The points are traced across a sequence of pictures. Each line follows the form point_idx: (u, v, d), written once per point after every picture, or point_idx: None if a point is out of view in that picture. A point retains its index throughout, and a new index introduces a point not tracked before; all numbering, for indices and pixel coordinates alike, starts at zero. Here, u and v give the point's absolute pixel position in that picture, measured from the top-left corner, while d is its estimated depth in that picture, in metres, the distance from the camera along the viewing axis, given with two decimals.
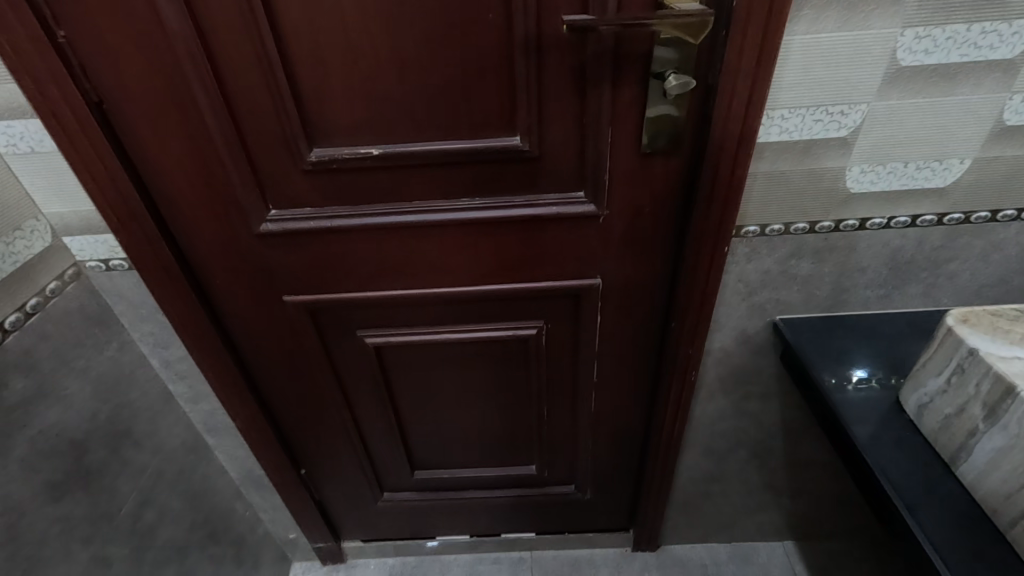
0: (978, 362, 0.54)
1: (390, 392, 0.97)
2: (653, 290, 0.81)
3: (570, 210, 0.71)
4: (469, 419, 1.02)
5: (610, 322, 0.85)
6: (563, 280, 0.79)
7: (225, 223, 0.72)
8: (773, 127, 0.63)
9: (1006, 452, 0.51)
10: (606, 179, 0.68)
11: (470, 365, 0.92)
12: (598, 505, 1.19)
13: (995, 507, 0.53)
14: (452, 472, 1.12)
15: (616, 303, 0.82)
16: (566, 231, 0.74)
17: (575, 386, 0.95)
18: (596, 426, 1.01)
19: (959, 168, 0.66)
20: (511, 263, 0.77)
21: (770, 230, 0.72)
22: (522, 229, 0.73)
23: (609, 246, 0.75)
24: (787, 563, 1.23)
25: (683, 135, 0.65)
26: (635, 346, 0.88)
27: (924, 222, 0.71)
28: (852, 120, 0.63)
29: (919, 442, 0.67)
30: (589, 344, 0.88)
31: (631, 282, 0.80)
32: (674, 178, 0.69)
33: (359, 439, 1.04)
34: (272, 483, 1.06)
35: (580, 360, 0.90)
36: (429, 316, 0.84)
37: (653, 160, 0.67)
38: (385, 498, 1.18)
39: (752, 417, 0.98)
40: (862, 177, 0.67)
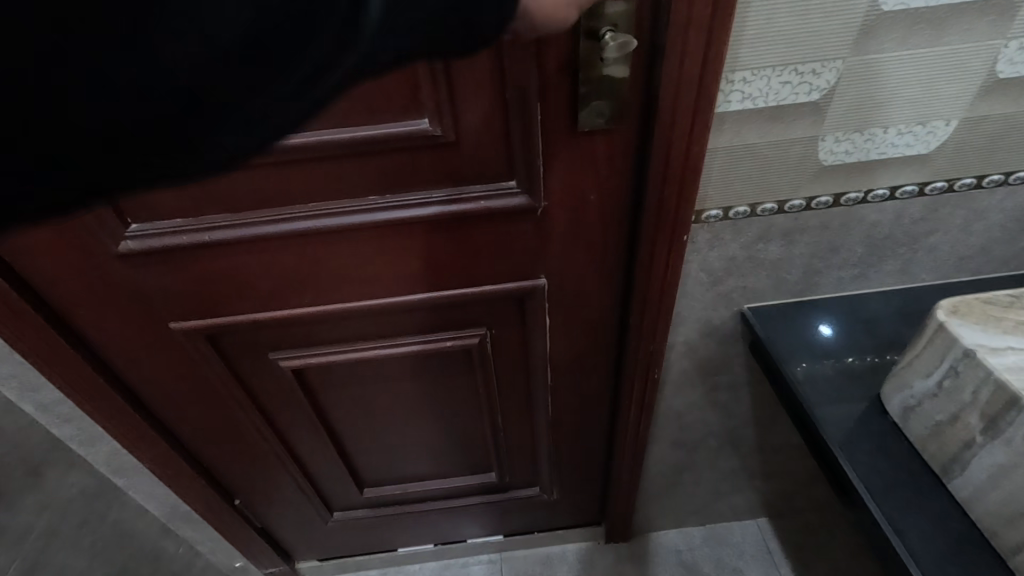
0: (975, 365, 0.47)
1: (321, 413, 0.86)
2: (606, 286, 0.71)
3: (501, 202, 0.60)
4: (416, 433, 0.92)
5: (561, 323, 0.75)
6: (502, 282, 0.68)
7: (73, 245, 0.58)
8: (733, 94, 0.52)
9: (1008, 471, 0.44)
10: (541, 164, 0.57)
11: (409, 379, 0.82)
12: (566, 504, 1.13)
13: (994, 531, 0.46)
14: (405, 487, 1.04)
15: (565, 303, 0.72)
16: (499, 227, 0.62)
17: (530, 391, 0.86)
18: (557, 429, 0.93)
19: (944, 131, 0.58)
20: (440, 268, 0.66)
21: (733, 213, 0.62)
22: (447, 229, 0.62)
23: (551, 241, 0.65)
24: (761, 542, 1.20)
25: (628, 107, 0.54)
26: (591, 346, 0.79)
27: (903, 194, 0.63)
28: (826, 80, 0.52)
29: (902, 443, 0.60)
30: (539, 347, 0.78)
31: (580, 278, 0.69)
32: (621, 159, 0.58)
33: (295, 462, 0.94)
34: (203, 519, 0.95)
35: (532, 365, 0.81)
36: (352, 332, 0.72)
37: (595, 139, 0.56)
38: (336, 518, 1.09)
39: (723, 407, 0.92)
40: (836, 147, 0.58)
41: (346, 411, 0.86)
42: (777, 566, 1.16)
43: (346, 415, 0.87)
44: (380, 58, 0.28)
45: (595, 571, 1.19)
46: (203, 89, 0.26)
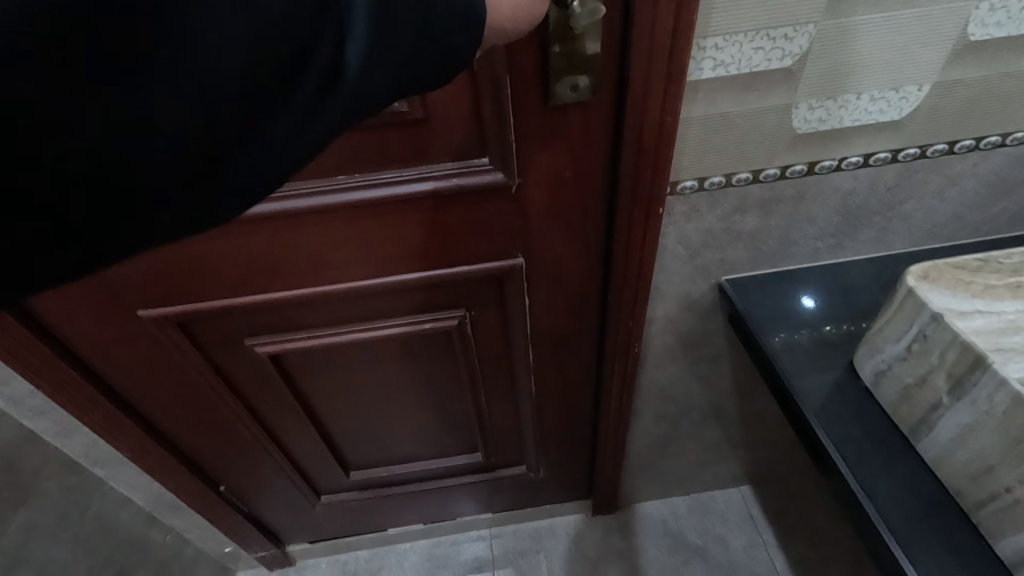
0: (943, 328, 0.47)
1: (300, 399, 0.86)
2: (584, 265, 0.70)
3: (472, 181, 0.59)
4: (399, 416, 0.92)
5: (540, 302, 0.75)
6: (478, 262, 0.68)
7: None
8: (705, 61, 0.51)
9: (973, 431, 0.45)
10: (513, 139, 0.56)
11: (389, 362, 0.81)
12: (553, 481, 1.15)
13: (959, 489, 0.47)
14: (392, 470, 1.04)
15: (543, 282, 0.72)
16: (472, 206, 0.61)
17: (512, 371, 0.86)
18: (540, 408, 0.93)
19: (916, 96, 0.57)
20: (414, 249, 0.65)
21: (709, 183, 0.62)
22: (421, 210, 0.61)
23: (527, 219, 0.64)
24: (744, 509, 1.23)
25: (600, 80, 0.52)
26: (572, 325, 0.79)
27: (877, 160, 0.63)
28: (799, 46, 0.51)
29: (874, 408, 0.61)
30: (519, 326, 0.78)
31: (557, 258, 0.69)
32: (595, 134, 0.57)
33: (278, 448, 0.94)
34: (189, 506, 0.95)
35: (513, 344, 0.81)
36: (328, 316, 0.71)
37: (566, 112, 0.55)
38: (324, 501, 1.10)
39: (704, 379, 0.92)
40: (810, 114, 0.57)
41: (327, 396, 0.86)
42: (760, 532, 1.19)
43: (327, 400, 0.87)
44: (370, 94, 0.31)
45: (582, 543, 1.21)
46: (209, 139, 0.28)
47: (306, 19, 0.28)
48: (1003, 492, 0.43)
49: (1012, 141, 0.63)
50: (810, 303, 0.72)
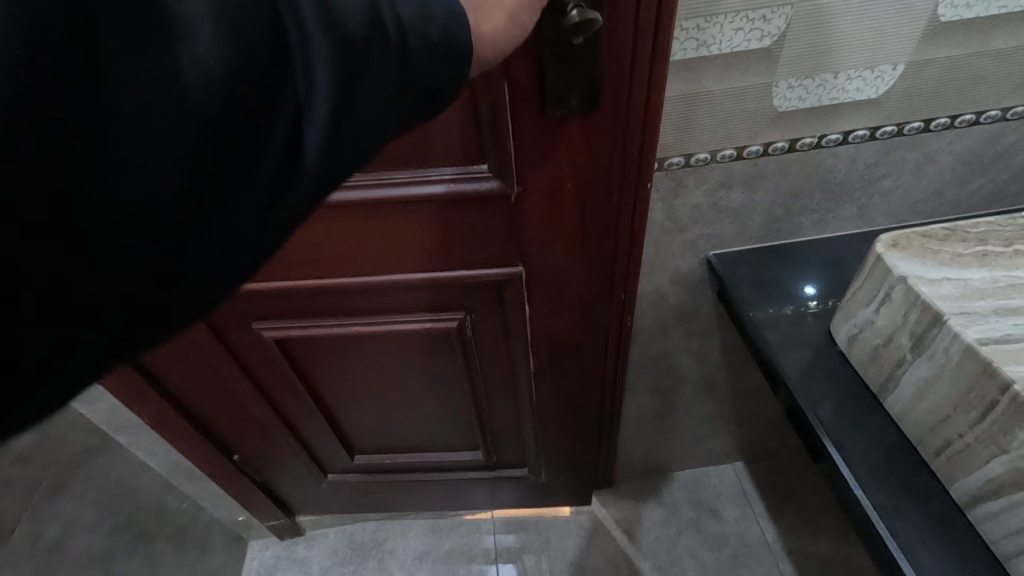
0: (907, 290, 0.51)
1: (307, 385, 0.90)
2: (582, 271, 0.73)
3: (471, 186, 0.62)
4: (401, 406, 0.96)
5: (538, 306, 0.77)
6: (478, 267, 0.71)
7: None
8: (689, 41, 0.55)
9: (932, 383, 0.49)
10: (511, 148, 0.58)
11: (392, 356, 0.85)
12: (557, 485, 1.18)
13: (921, 439, 0.51)
14: (394, 457, 1.09)
15: (541, 287, 0.75)
16: (470, 211, 0.65)
17: (512, 372, 0.89)
18: (539, 408, 0.96)
19: (891, 75, 0.60)
20: (414, 250, 0.68)
21: (695, 160, 0.65)
22: (423, 212, 0.64)
23: (524, 225, 0.67)
24: (737, 484, 1.26)
25: (599, 92, 0.54)
26: (569, 330, 0.81)
27: (856, 138, 0.66)
28: (776, 27, 0.55)
29: (848, 372, 0.65)
30: (518, 328, 0.81)
31: (555, 265, 0.72)
32: (592, 143, 0.59)
33: (287, 428, 0.99)
34: (204, 472, 1.01)
35: (513, 346, 0.84)
36: (333, 308, 0.76)
37: (564, 123, 0.56)
38: (330, 479, 1.15)
39: (695, 354, 0.96)
40: (790, 93, 0.60)
41: (334, 383, 0.90)
42: (751, 505, 1.23)
43: (333, 386, 0.91)
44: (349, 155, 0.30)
45: (580, 516, 1.25)
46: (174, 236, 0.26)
47: (265, 86, 0.26)
48: (957, 438, 0.47)
49: (986, 120, 0.66)
50: (808, 294, 0.73)
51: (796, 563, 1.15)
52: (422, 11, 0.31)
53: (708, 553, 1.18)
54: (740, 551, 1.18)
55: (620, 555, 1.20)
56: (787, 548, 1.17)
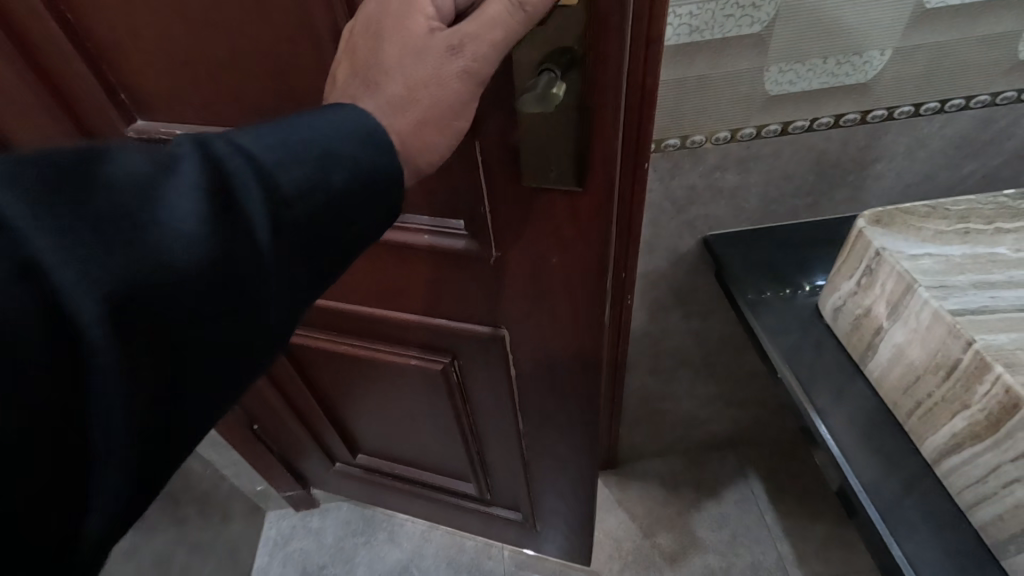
0: (883, 262, 0.54)
1: (313, 383, 0.96)
2: (570, 343, 0.67)
3: (447, 242, 0.60)
4: (398, 424, 0.98)
5: (523, 369, 0.73)
6: (462, 320, 0.70)
7: None
8: (682, 27, 0.58)
9: (905, 347, 0.52)
10: (486, 210, 0.55)
11: (386, 380, 0.87)
12: (550, 539, 1.10)
13: (895, 401, 0.54)
14: (392, 467, 1.13)
15: (527, 350, 0.70)
16: (449, 266, 0.63)
17: (502, 425, 0.86)
18: (530, 465, 0.92)
19: (880, 60, 0.63)
20: (400, 289, 0.69)
21: (691, 141, 0.69)
22: (407, 258, 0.63)
23: (504, 290, 0.63)
24: (739, 468, 1.29)
25: (579, 164, 0.48)
26: (558, 398, 0.76)
27: (847, 122, 0.69)
28: (766, 13, 0.58)
29: (834, 346, 0.68)
30: (502, 384, 0.78)
31: (541, 331, 0.67)
32: (575, 215, 0.53)
33: (298, 418, 1.05)
34: (226, 437, 1.08)
35: (500, 399, 0.81)
36: (333, 323, 0.80)
37: (537, 195, 0.52)
38: (337, 468, 1.20)
39: (694, 335, 0.99)
40: (781, 77, 0.64)
41: (340, 389, 0.94)
42: (751, 490, 1.26)
43: (338, 389, 0.95)
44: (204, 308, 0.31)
45: None
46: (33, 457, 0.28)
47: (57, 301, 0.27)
48: (926, 396, 0.50)
49: (976, 104, 0.68)
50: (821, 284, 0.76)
51: (794, 546, 1.18)
52: (266, 163, 0.33)
53: (708, 533, 1.22)
54: (738, 532, 1.21)
55: (621, 533, 1.23)
56: (786, 531, 1.20)
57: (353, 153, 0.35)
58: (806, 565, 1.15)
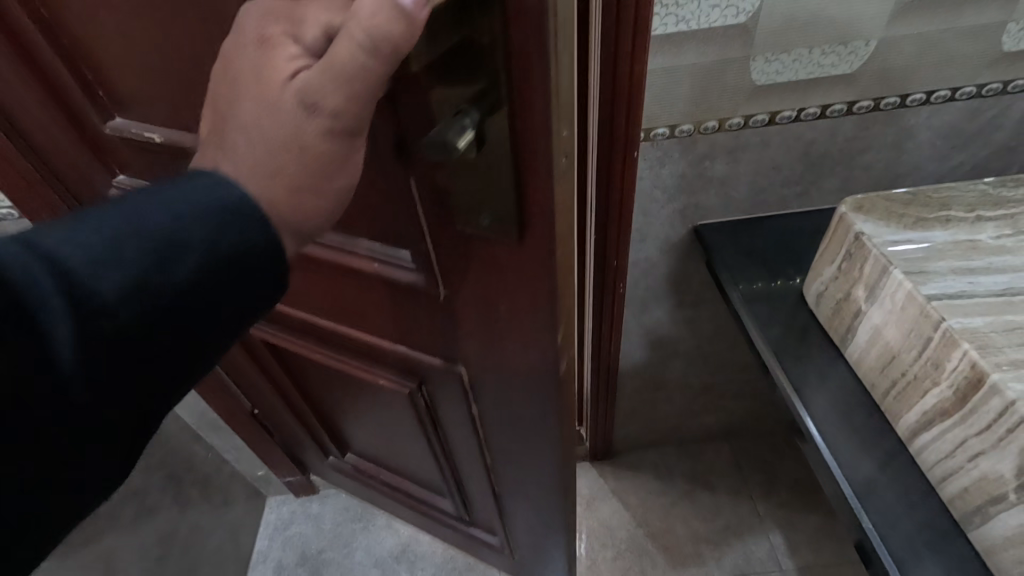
0: (861, 247, 0.56)
1: (302, 382, 0.97)
2: (527, 395, 0.60)
3: (395, 273, 0.55)
4: (379, 432, 0.98)
5: (484, 406, 0.68)
6: (420, 350, 0.66)
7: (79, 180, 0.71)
8: (668, 17, 0.59)
9: (882, 328, 0.54)
10: (427, 250, 0.49)
11: (362, 391, 0.86)
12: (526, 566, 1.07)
13: (873, 381, 0.56)
14: (378, 470, 1.13)
15: (486, 392, 0.65)
16: (401, 296, 0.58)
17: (474, 454, 0.82)
18: (502, 495, 0.87)
19: (864, 52, 0.64)
20: (361, 310, 0.66)
21: (680, 131, 0.70)
22: (362, 282, 0.60)
23: (454, 329, 0.57)
24: (734, 460, 1.30)
25: (507, 217, 0.41)
26: (521, 444, 0.70)
27: (834, 112, 0.70)
28: (750, 4, 0.59)
29: (818, 331, 0.69)
30: (468, 417, 0.73)
31: (496, 378, 0.61)
32: (515, 269, 0.45)
33: (291, 413, 1.08)
34: (228, 422, 1.11)
35: (468, 430, 0.76)
36: (309, 332, 0.79)
37: (473, 242, 0.45)
38: (330, 462, 1.21)
39: (687, 324, 1.01)
40: (767, 67, 0.65)
41: (325, 391, 0.95)
42: (746, 481, 1.27)
43: (324, 391, 0.95)
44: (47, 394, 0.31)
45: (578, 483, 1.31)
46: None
47: None
48: (902, 375, 0.52)
49: (962, 96, 0.69)
50: None
51: (786, 537, 1.19)
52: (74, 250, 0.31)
53: (701, 523, 1.23)
54: (731, 522, 1.22)
55: (615, 522, 1.25)
56: (778, 521, 1.21)
57: (202, 237, 0.34)
58: (797, 555, 1.16)
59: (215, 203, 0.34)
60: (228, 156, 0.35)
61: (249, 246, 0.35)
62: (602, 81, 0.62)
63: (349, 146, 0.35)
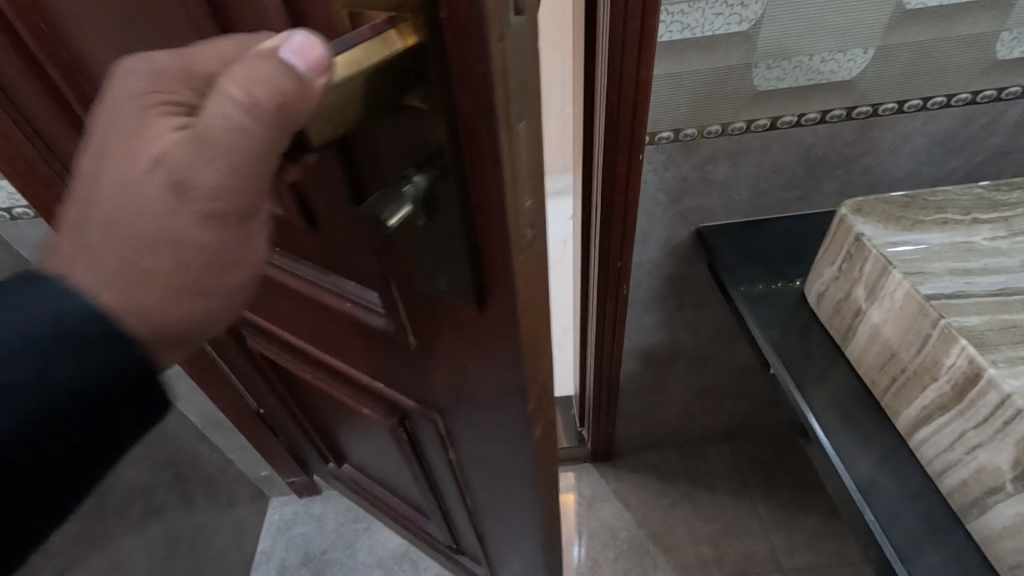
0: (861, 247, 0.57)
1: (301, 392, 0.97)
2: (501, 451, 0.57)
3: (369, 316, 0.52)
4: (371, 451, 0.97)
5: (462, 451, 0.65)
6: (397, 390, 0.63)
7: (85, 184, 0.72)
8: (673, 25, 0.61)
9: (882, 326, 0.56)
10: (393, 302, 0.46)
11: (351, 412, 0.85)
12: None
13: (874, 378, 0.58)
14: (373, 484, 1.14)
15: (462, 439, 0.61)
16: (375, 339, 0.55)
17: (455, 491, 0.79)
18: (483, 532, 0.84)
19: (862, 59, 0.66)
20: (340, 343, 0.63)
21: (684, 135, 0.72)
22: (339, 318, 0.57)
23: (428, 375, 0.54)
24: (734, 461, 1.32)
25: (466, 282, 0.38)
26: (497, 494, 0.66)
27: (833, 117, 0.72)
28: (753, 12, 0.61)
29: (819, 331, 0.71)
30: (447, 457, 0.70)
31: (471, 429, 0.57)
32: (479, 333, 0.42)
33: (293, 420, 1.08)
34: (234, 422, 1.11)
35: (448, 469, 0.73)
36: (298, 353, 0.77)
37: (438, 301, 0.42)
38: (329, 467, 1.22)
39: (689, 326, 1.02)
40: (769, 73, 0.67)
41: (321, 405, 0.95)
42: (747, 482, 1.28)
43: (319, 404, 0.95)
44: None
45: (580, 484, 1.32)
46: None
47: None
48: (901, 372, 0.54)
49: (957, 102, 0.71)
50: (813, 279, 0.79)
51: (786, 537, 1.20)
52: None
53: (701, 524, 1.24)
54: (731, 523, 1.23)
55: (616, 523, 1.26)
56: (778, 522, 1.22)
57: (38, 364, 0.33)
58: (797, 556, 1.17)
59: (46, 324, 0.33)
60: (79, 259, 0.34)
61: (98, 358, 0.34)
62: (609, 87, 0.64)
63: (245, 227, 0.36)
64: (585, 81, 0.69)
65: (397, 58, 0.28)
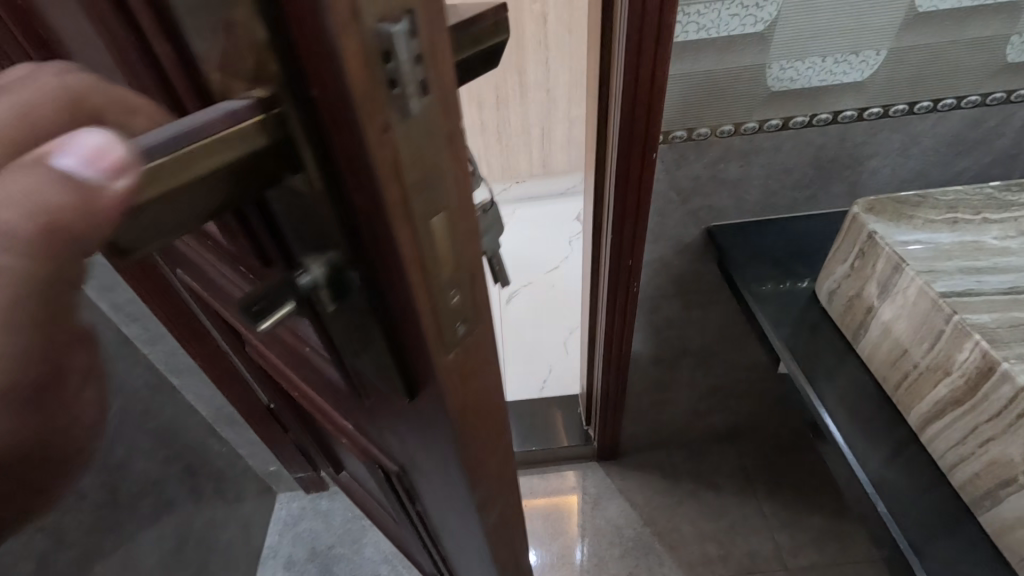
0: (874, 245, 0.59)
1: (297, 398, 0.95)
2: (455, 519, 0.50)
3: (319, 358, 0.44)
4: (356, 469, 0.93)
5: (420, 504, 0.58)
6: (352, 435, 0.55)
7: None
8: (690, 25, 0.62)
9: (894, 323, 0.57)
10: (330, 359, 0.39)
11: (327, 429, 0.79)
12: None
13: (885, 374, 0.59)
14: (363, 498, 1.11)
15: (419, 496, 0.55)
16: (326, 381, 0.48)
17: (418, 532, 0.72)
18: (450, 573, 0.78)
19: (874, 61, 0.68)
20: (298, 373, 0.55)
21: (696, 134, 0.73)
22: (295, 351, 0.50)
23: (376, 429, 0.47)
24: (739, 461, 1.33)
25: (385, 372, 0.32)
26: (459, 550, 0.60)
27: (845, 118, 0.73)
28: (768, 13, 0.62)
29: (828, 329, 0.72)
30: (405, 506, 0.63)
31: (425, 490, 0.51)
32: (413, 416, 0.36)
33: (295, 420, 1.07)
34: (243, 417, 1.12)
35: (409, 514, 0.66)
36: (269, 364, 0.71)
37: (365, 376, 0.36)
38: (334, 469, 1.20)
39: (697, 324, 1.03)
40: (782, 74, 0.68)
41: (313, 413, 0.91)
42: (752, 481, 1.29)
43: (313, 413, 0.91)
44: None
45: (586, 482, 1.33)
46: None
47: None
48: (913, 367, 0.55)
49: (967, 104, 0.72)
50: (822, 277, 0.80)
51: (791, 536, 1.21)
52: None
53: (707, 522, 1.25)
54: (737, 522, 1.24)
55: (622, 521, 1.26)
56: (783, 521, 1.23)
57: None
58: (803, 554, 1.18)
59: None
60: None
61: None
62: (625, 87, 0.65)
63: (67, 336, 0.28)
64: (601, 79, 0.70)
65: (251, 149, 0.22)
